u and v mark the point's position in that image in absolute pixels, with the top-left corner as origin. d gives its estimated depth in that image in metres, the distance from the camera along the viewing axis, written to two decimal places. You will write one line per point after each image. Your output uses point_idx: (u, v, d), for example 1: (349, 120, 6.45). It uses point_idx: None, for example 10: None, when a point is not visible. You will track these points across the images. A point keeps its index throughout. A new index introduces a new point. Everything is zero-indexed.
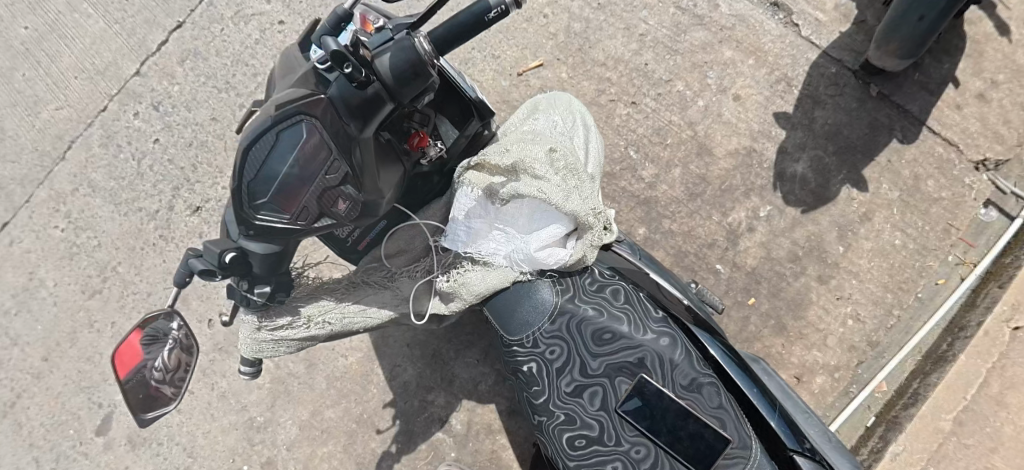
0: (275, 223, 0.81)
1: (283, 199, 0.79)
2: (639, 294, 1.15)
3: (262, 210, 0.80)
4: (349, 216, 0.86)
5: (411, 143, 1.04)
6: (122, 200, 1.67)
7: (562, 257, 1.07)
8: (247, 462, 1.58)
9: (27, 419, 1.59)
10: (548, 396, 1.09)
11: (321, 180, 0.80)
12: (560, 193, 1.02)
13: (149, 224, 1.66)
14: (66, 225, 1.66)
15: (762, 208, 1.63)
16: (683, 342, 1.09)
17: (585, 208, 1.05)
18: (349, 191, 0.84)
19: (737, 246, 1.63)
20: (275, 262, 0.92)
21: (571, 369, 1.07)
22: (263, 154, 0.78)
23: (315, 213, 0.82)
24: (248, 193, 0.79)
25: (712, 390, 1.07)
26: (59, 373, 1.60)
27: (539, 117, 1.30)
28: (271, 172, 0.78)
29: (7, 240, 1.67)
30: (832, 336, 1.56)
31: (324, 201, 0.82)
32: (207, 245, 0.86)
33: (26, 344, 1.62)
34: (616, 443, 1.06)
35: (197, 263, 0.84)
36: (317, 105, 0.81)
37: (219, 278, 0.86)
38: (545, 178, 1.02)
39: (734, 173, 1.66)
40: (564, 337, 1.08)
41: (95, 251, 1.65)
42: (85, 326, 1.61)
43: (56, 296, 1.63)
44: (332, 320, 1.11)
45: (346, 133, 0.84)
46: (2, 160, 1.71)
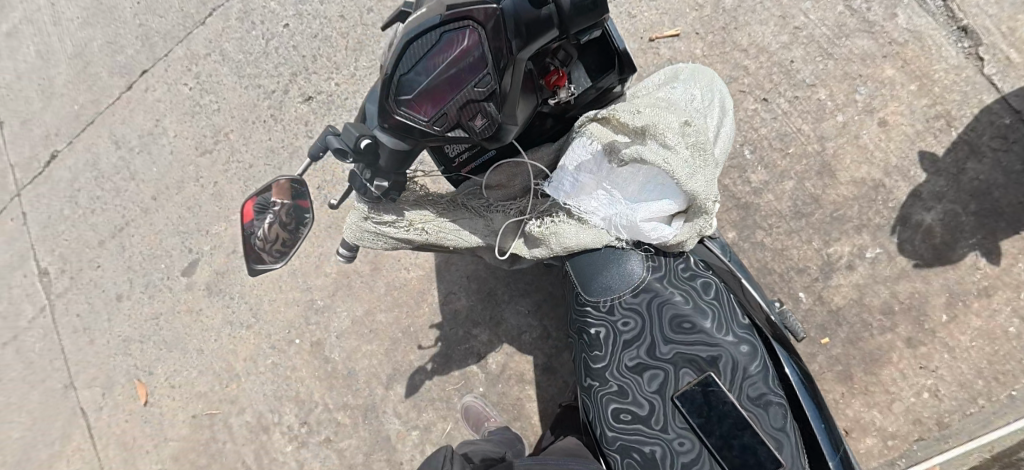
0: (412, 123, 0.83)
1: (429, 100, 0.82)
2: (729, 295, 1.10)
3: (405, 106, 0.82)
4: (481, 134, 0.87)
5: (549, 81, 1.03)
6: (244, 74, 1.79)
7: (665, 235, 1.04)
8: (300, 337, 1.70)
9: (130, 245, 1.78)
10: (607, 364, 1.09)
11: (469, 90, 0.82)
12: (686, 169, 0.95)
13: (263, 102, 1.78)
14: (194, 86, 1.81)
15: (870, 249, 1.51)
16: (764, 357, 1.05)
17: (708, 191, 0.97)
18: (490, 108, 0.85)
19: (828, 279, 1.53)
20: (402, 161, 0.93)
21: (638, 345, 1.07)
22: (420, 52, 0.80)
23: (452, 121, 0.84)
24: (395, 86, 0.82)
25: (779, 411, 1.02)
26: (163, 213, 1.77)
27: (677, 85, 1.22)
28: (424, 72, 0.80)
29: (144, 87, 1.82)
30: (899, 402, 1.46)
31: (465, 112, 0.84)
32: (349, 126, 0.86)
33: (142, 181, 1.79)
34: (662, 428, 1.06)
35: (335, 140, 0.85)
36: (485, 13, 0.80)
37: (349, 159, 0.86)
38: (674, 150, 0.95)
39: (852, 203, 1.53)
40: (641, 312, 1.07)
41: (213, 115, 1.79)
42: (192, 179, 1.78)
43: (173, 147, 1.79)
44: (429, 231, 1.12)
45: (505, 49, 0.83)
46: (152, 12, 1.82)
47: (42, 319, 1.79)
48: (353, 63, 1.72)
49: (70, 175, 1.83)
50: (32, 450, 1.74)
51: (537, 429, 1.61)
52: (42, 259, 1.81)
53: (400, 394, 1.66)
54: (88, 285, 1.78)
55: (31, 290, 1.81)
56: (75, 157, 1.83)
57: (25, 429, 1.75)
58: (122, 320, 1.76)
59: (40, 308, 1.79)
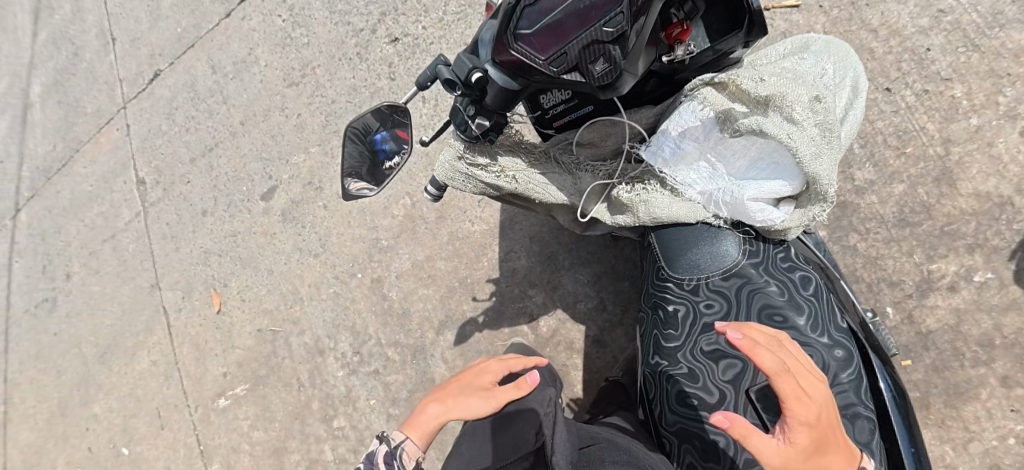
0: (527, 59, 0.75)
1: (551, 33, 0.74)
2: (828, 294, 0.97)
3: (524, 40, 0.75)
4: (598, 82, 0.78)
5: (670, 34, 0.92)
6: (337, 10, 1.86)
7: (772, 219, 0.94)
8: (361, 272, 1.76)
9: (218, 165, 1.91)
10: (680, 344, 0.99)
11: (597, 28, 0.73)
12: (810, 148, 0.84)
13: (351, 40, 1.84)
14: (286, 18, 1.90)
15: (981, 272, 1.36)
16: (859, 365, 0.91)
17: (830, 177, 0.87)
18: (614, 52, 0.75)
19: (924, 298, 1.39)
20: (511, 102, 0.83)
21: (718, 330, 0.97)
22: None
23: (572, 61, 0.76)
24: (516, 17, 0.75)
25: (867, 426, 0.88)
26: (249, 138, 1.89)
27: (806, 56, 1.05)
28: (550, 4, 0.74)
29: (241, 15, 1.94)
30: (978, 442, 1.34)
31: (587, 54, 0.75)
32: (463, 56, 0.77)
33: (233, 105, 1.92)
34: None
35: (445, 70, 0.76)
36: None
37: (457, 93, 0.78)
38: (801, 126, 0.85)
39: (969, 218, 1.37)
40: (728, 297, 0.98)
41: (303, 49, 1.88)
42: (277, 109, 1.87)
43: (264, 76, 1.90)
44: (519, 181, 1.04)
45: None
46: None
47: (136, 223, 1.96)
48: (443, 7, 1.75)
49: (170, 93, 1.98)
50: (119, 337, 1.92)
51: (580, 399, 1.59)
52: (141, 169, 1.97)
53: (450, 341, 1.68)
54: (179, 198, 1.93)
55: (129, 195, 1.97)
56: (177, 76, 1.98)
57: (115, 319, 1.93)
58: (204, 233, 1.89)
59: (135, 213, 1.96)
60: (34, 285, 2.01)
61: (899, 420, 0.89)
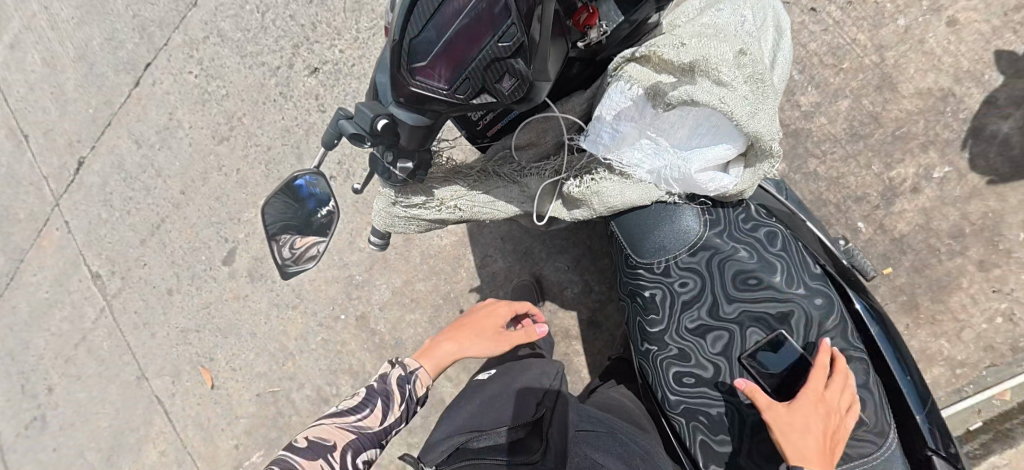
0: (431, 93, 0.70)
1: (447, 61, 0.68)
2: (797, 243, 0.98)
3: (420, 75, 0.69)
4: (512, 99, 0.72)
5: (577, 21, 0.89)
6: (247, 53, 1.78)
7: (724, 185, 0.92)
8: (344, 312, 1.73)
9: (170, 240, 1.84)
10: (665, 327, 1.00)
11: (491, 47, 0.67)
12: (746, 107, 0.83)
13: (271, 80, 1.77)
14: (199, 72, 1.81)
15: (938, 168, 1.38)
16: (842, 310, 0.94)
17: (772, 131, 0.86)
18: (518, 65, 0.69)
19: (891, 206, 1.41)
20: (428, 137, 0.79)
21: (699, 306, 0.97)
22: (430, 7, 0.67)
23: (477, 85, 0.70)
24: (408, 52, 0.68)
25: (859, 366, 0.92)
26: (194, 206, 1.82)
27: (723, 6, 1.01)
28: (438, 31, 0.67)
29: (151, 81, 1.84)
30: (970, 329, 1.38)
31: (489, 74, 0.69)
32: (363, 106, 0.72)
33: (168, 176, 1.84)
34: (729, 390, 0.96)
35: (349, 124, 0.72)
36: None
37: (367, 145, 0.74)
38: (730, 87, 0.83)
39: (916, 118, 1.38)
40: (701, 272, 0.97)
41: (224, 101, 1.80)
42: (215, 169, 1.80)
43: (191, 138, 1.82)
44: (463, 207, 1.04)
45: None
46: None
47: (104, 319, 1.89)
48: (355, 26, 1.69)
49: (100, 179, 1.89)
50: (121, 436, 1.88)
51: (587, 381, 1.60)
52: (92, 262, 1.89)
53: None
54: (140, 283, 1.86)
55: (88, 293, 1.90)
56: (102, 160, 1.89)
57: (111, 419, 1.88)
58: (176, 311, 1.84)
59: (99, 309, 1.89)
60: (18, 407, 1.95)
61: (889, 352, 0.93)
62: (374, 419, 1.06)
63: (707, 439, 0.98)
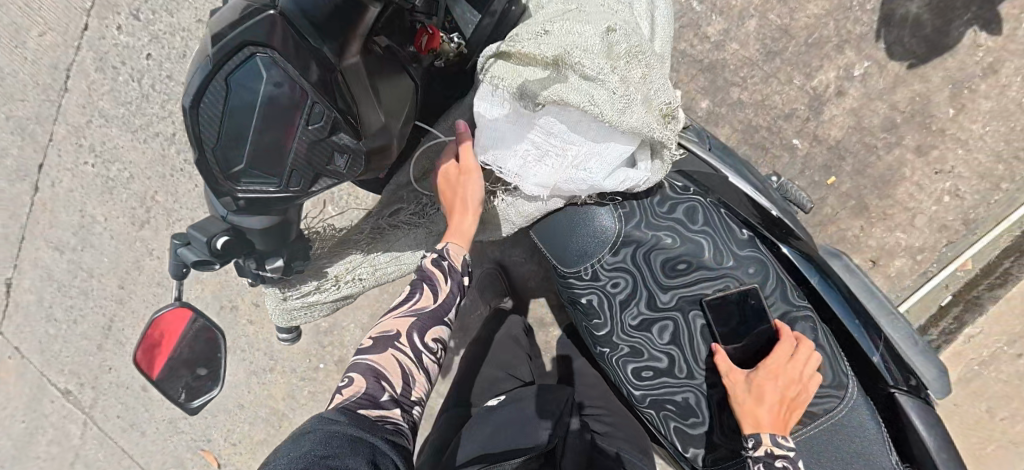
0: (261, 194, 0.63)
1: (264, 162, 0.61)
2: (720, 211, 0.97)
3: (244, 178, 0.62)
4: (351, 174, 0.68)
5: (419, 45, 0.79)
6: (137, 126, 1.66)
7: (637, 181, 0.89)
8: (322, 360, 1.71)
9: (127, 337, 1.80)
10: (611, 329, 1.02)
11: (303, 132, 0.61)
12: (622, 101, 0.78)
13: (171, 149, 1.67)
14: (95, 160, 1.69)
15: (858, 65, 1.35)
16: (776, 270, 0.96)
17: (647, 123, 0.81)
18: (344, 140, 0.64)
19: (821, 116, 1.39)
20: (282, 232, 0.73)
21: (636, 301, 0.99)
22: (215, 114, 0.58)
23: (310, 173, 0.64)
24: (217, 162, 0.61)
25: (807, 325, 0.97)
26: (138, 297, 1.76)
27: None
28: (237, 135, 0.59)
29: (49, 182, 1.72)
30: (922, 215, 1.38)
31: (316, 157, 0.63)
32: (194, 228, 0.67)
33: (101, 275, 1.76)
34: (688, 375, 1.00)
35: (188, 253, 0.67)
36: (265, 31, 0.58)
37: (217, 266, 0.69)
38: (599, 82, 0.77)
39: (826, 20, 1.34)
40: (630, 268, 0.97)
41: (130, 183, 1.70)
42: (146, 255, 1.73)
43: (111, 230, 1.73)
44: (364, 274, 1.01)
45: (321, 61, 0.62)
46: (11, 99, 1.67)
47: (90, 431, 1.87)
48: None
49: (35, 296, 1.80)
50: None
51: None
52: (57, 381, 1.85)
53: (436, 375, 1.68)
54: (113, 387, 1.83)
55: (66, 411, 1.87)
56: (29, 276, 1.79)
57: None
58: (159, 403, 1.82)
59: (82, 423, 1.87)
60: None
61: (832, 301, 0.98)
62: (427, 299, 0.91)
63: (680, 422, 1.04)
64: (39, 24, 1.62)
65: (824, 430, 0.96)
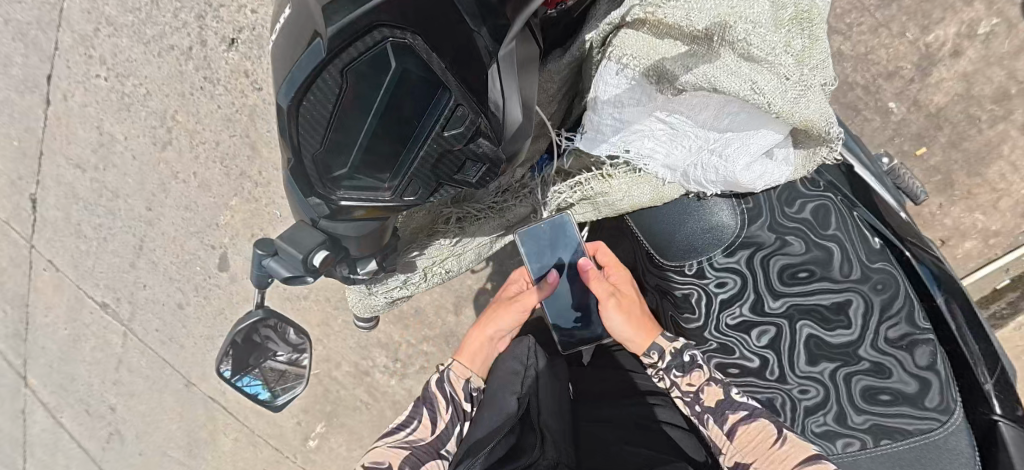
0: (367, 201, 0.57)
1: (376, 168, 0.54)
2: (856, 215, 0.97)
3: (345, 183, 0.55)
4: (480, 183, 0.60)
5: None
6: (149, 38, 1.55)
7: (777, 178, 0.87)
8: None
9: (158, 257, 1.79)
10: (704, 324, 0.99)
11: (434, 138, 0.52)
12: (788, 92, 0.72)
13: (187, 65, 1.56)
14: (107, 73, 1.61)
15: (983, 22, 1.21)
16: (905, 289, 0.95)
17: (823, 112, 0.75)
18: (483, 147, 0.54)
19: (926, 77, 1.26)
20: (376, 238, 0.66)
21: (739, 302, 0.97)
22: (326, 114, 0.50)
23: (431, 182, 0.57)
24: (317, 167, 0.53)
25: (926, 349, 0.94)
26: (167, 220, 1.74)
27: None
28: (348, 139, 0.51)
29: (61, 95, 1.67)
30: (1008, 197, 1.30)
31: (444, 166, 0.55)
32: (287, 239, 0.61)
33: (127, 196, 1.74)
34: (779, 378, 0.98)
35: (279, 266, 0.61)
36: (400, 7, 0.45)
37: (309, 278, 0.64)
38: (765, 65, 0.71)
39: None
40: (739, 269, 0.96)
41: (148, 101, 1.62)
42: (171, 178, 1.69)
43: (132, 150, 1.69)
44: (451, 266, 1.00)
45: (471, 48, 0.48)
46: (9, 1, 1.60)
47: (131, 342, 1.91)
48: None
49: (62, 213, 1.82)
50: (169, 448, 1.97)
51: None
52: (94, 294, 1.88)
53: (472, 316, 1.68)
54: (149, 303, 1.86)
55: (104, 323, 1.91)
56: (52, 193, 1.80)
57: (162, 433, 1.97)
58: (196, 321, 1.84)
59: (122, 335, 1.91)
60: (78, 436, 2.03)
61: (939, 296, 0.96)
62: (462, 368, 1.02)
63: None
64: None
65: (915, 449, 0.94)
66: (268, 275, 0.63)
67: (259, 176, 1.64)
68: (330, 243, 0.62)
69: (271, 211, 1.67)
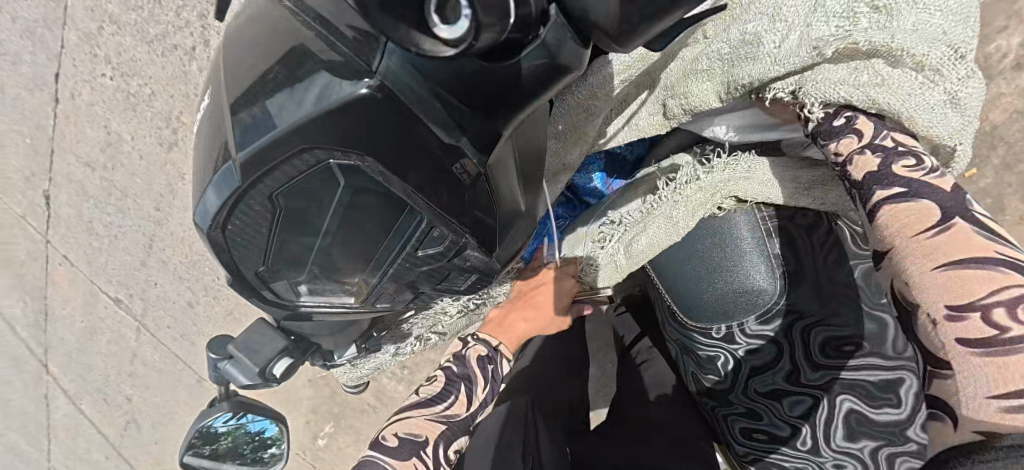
0: (334, 305, 0.55)
1: (338, 271, 0.52)
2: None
3: (303, 289, 0.53)
4: (471, 289, 0.57)
5: None
6: (152, 37, 1.49)
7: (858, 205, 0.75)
8: None
9: (168, 256, 1.78)
10: (731, 388, 0.88)
11: (406, 254, 0.50)
12: (942, 115, 0.61)
13: (190, 65, 1.49)
14: (112, 73, 1.56)
15: None
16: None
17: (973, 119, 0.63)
18: (473, 258, 0.52)
19: (983, 91, 1.13)
20: (349, 335, 0.65)
21: (772, 371, 0.82)
22: (262, 236, 0.46)
23: (409, 288, 0.55)
24: (268, 281, 0.51)
25: None
26: (175, 221, 1.71)
27: None
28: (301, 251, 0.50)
29: (68, 94, 1.64)
30: None
31: (424, 275, 0.53)
32: (245, 348, 0.60)
33: (135, 195, 1.72)
34: (812, 450, 0.82)
35: (237, 373, 0.62)
36: (343, 134, 0.41)
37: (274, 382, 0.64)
38: (911, 94, 0.61)
39: None
40: (775, 336, 0.80)
41: (153, 101, 1.57)
42: (178, 179, 1.65)
43: (139, 150, 1.65)
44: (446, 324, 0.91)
45: (452, 167, 0.45)
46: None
47: (145, 337, 1.93)
48: None
49: (74, 210, 1.81)
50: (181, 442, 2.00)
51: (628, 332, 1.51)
52: (108, 289, 1.89)
53: None
54: (160, 300, 1.86)
55: (119, 317, 1.93)
56: (65, 190, 1.79)
57: (176, 426, 2.00)
58: (207, 320, 1.84)
59: (136, 329, 1.93)
60: (96, 425, 2.08)
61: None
62: (460, 405, 0.87)
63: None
64: None
65: None
66: (228, 379, 0.63)
67: None
68: (292, 348, 0.61)
69: None
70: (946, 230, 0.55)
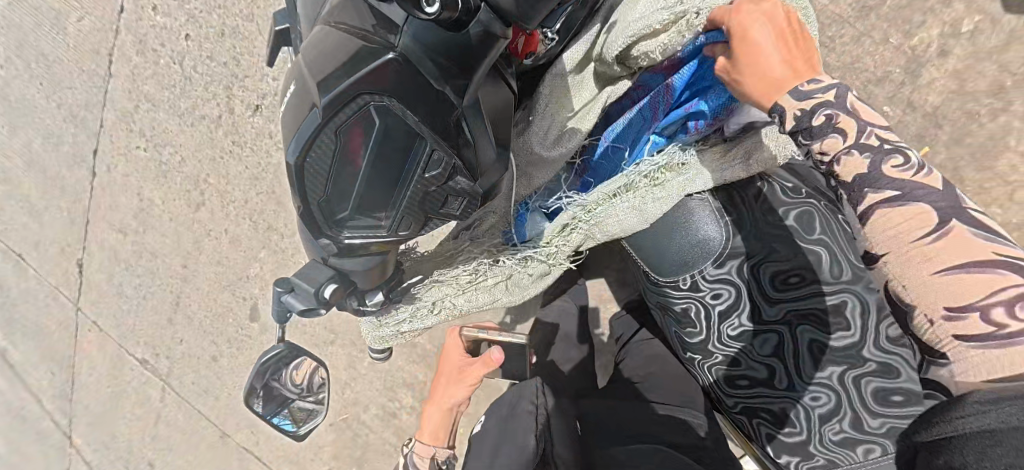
0: (369, 236, 0.63)
1: (373, 208, 0.60)
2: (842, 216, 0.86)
3: (347, 223, 0.61)
4: (465, 213, 0.65)
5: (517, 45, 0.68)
6: (183, 109, 1.65)
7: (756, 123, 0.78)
8: None
9: (193, 311, 1.87)
10: (706, 337, 0.94)
11: (420, 181, 0.58)
12: None
13: (217, 131, 1.64)
14: (146, 144, 1.72)
15: (966, 21, 1.20)
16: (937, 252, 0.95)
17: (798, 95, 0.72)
18: (460, 183, 0.60)
19: (919, 78, 1.27)
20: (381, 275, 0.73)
21: (738, 312, 0.89)
22: (325, 164, 0.56)
23: (421, 217, 0.63)
24: (323, 211, 0.60)
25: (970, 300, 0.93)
26: (201, 275, 1.82)
27: None
28: (343, 194, 0.58)
29: (106, 167, 1.80)
30: None
31: (429, 203, 0.61)
32: (299, 277, 0.68)
33: (165, 255, 1.84)
34: (789, 386, 0.87)
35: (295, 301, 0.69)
36: (379, 78, 0.53)
37: (321, 310, 0.71)
38: None
39: None
40: (734, 280, 0.88)
41: (182, 167, 1.72)
42: (204, 235, 1.77)
43: (169, 212, 1.79)
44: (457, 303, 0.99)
45: (442, 102, 0.55)
46: (61, 87, 1.75)
47: (169, 396, 1.97)
48: None
49: (105, 275, 1.93)
50: None
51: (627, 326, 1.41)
52: (135, 351, 1.97)
53: None
54: (186, 358, 1.93)
55: (145, 378, 1.99)
56: (99, 257, 1.92)
57: None
58: (229, 372, 1.89)
59: (161, 388, 1.97)
60: None
61: None
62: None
63: (775, 432, 0.92)
64: (81, 9, 1.65)
65: None
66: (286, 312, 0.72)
67: (284, 230, 1.69)
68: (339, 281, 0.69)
69: (297, 263, 1.71)
70: (942, 234, 0.47)
